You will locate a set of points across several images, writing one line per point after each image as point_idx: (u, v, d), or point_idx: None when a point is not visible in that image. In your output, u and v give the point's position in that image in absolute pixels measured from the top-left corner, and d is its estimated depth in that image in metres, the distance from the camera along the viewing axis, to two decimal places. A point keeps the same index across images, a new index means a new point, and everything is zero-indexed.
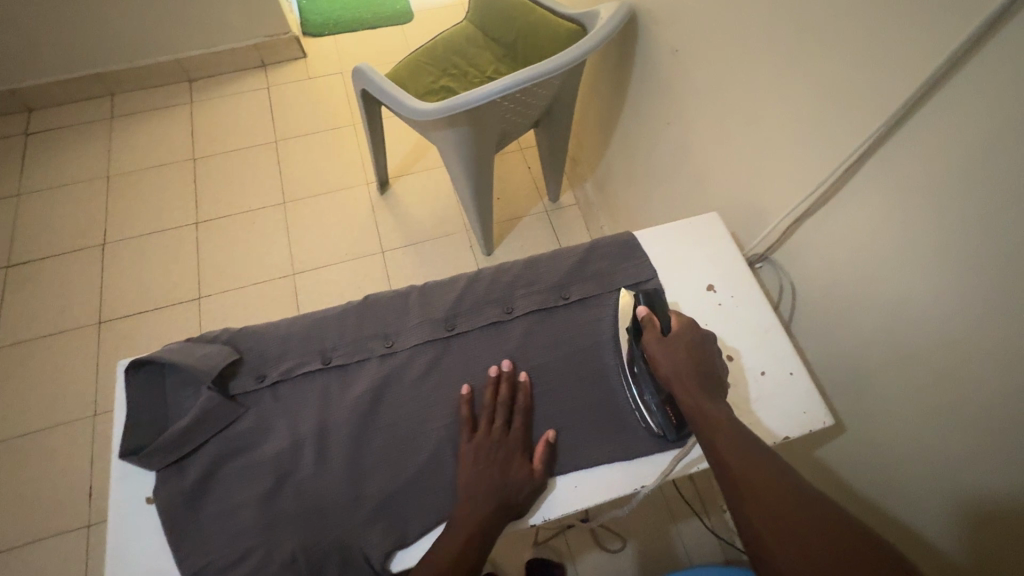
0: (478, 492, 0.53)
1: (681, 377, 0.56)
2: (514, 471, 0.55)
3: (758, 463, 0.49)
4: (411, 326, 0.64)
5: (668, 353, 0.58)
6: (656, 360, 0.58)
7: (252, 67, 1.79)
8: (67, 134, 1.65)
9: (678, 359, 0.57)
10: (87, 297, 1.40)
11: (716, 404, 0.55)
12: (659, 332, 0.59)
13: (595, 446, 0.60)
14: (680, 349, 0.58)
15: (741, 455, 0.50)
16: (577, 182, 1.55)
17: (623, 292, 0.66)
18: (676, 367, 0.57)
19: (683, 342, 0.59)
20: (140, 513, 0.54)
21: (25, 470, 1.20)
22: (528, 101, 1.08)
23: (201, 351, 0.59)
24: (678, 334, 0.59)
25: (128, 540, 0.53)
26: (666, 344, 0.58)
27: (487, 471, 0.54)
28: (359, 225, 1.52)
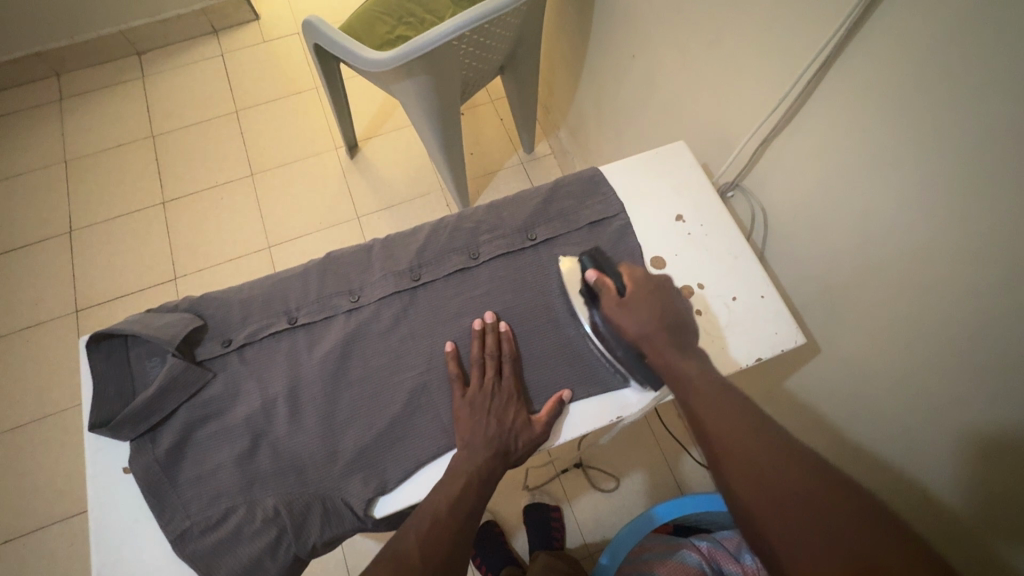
0: (477, 442, 0.54)
1: (647, 336, 0.55)
2: (509, 418, 0.55)
3: (735, 415, 0.50)
4: (375, 280, 0.63)
5: (630, 314, 0.56)
6: (623, 324, 0.56)
7: (202, 34, 1.70)
8: (15, 121, 1.57)
9: (643, 320, 0.56)
10: (60, 288, 1.37)
11: (688, 359, 0.54)
12: (616, 295, 0.58)
13: (572, 382, 0.60)
14: (642, 306, 0.57)
15: (715, 412, 0.50)
16: (550, 130, 1.51)
17: (563, 259, 0.63)
18: (643, 324, 0.56)
19: (643, 296, 0.58)
20: (120, 482, 0.54)
21: (20, 462, 1.21)
22: (488, 44, 1.03)
23: (162, 321, 0.58)
24: (635, 291, 0.58)
25: (110, 508, 0.53)
26: (627, 307, 0.57)
27: (483, 420, 0.55)
28: (331, 192, 1.48)
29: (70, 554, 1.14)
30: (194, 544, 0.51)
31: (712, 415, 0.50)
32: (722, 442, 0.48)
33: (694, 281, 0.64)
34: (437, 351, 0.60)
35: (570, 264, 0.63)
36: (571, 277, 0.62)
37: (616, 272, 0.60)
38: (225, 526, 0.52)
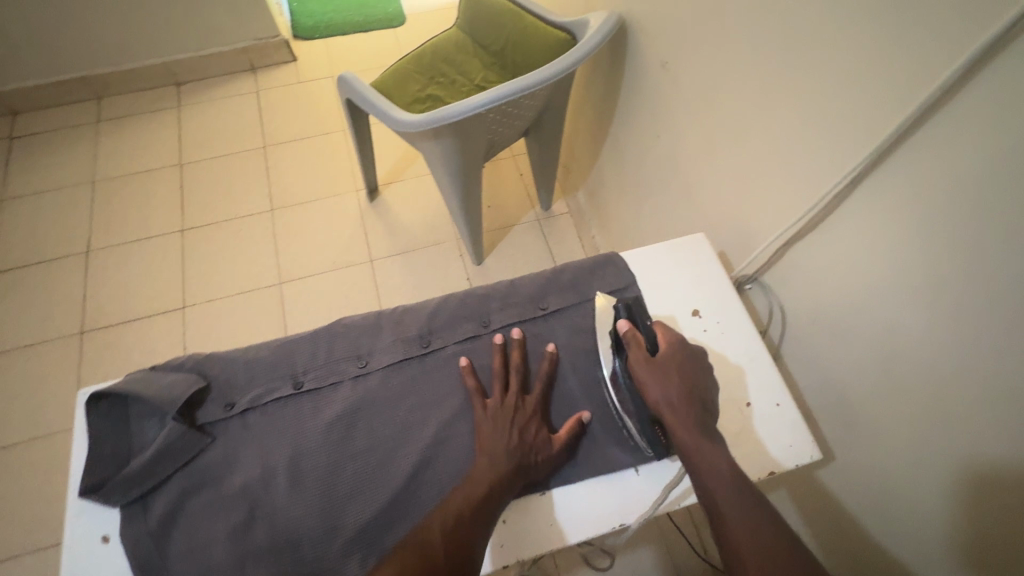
0: (495, 449, 0.53)
1: (671, 401, 0.54)
2: (530, 434, 0.55)
3: (764, 526, 0.46)
4: (385, 346, 0.62)
5: (654, 378, 0.55)
6: (645, 384, 0.55)
7: (242, 71, 1.77)
8: (51, 139, 1.62)
9: (669, 386, 0.54)
10: (70, 307, 1.38)
11: (711, 439, 0.52)
12: (646, 352, 0.57)
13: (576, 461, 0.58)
14: (671, 370, 0.55)
15: (744, 516, 0.47)
16: (568, 190, 1.53)
17: (598, 294, 0.64)
18: (666, 392, 0.54)
19: (673, 363, 0.56)
20: (101, 553, 0.52)
21: (2, 484, 1.18)
22: (515, 111, 1.06)
23: (163, 380, 0.57)
24: (666, 353, 0.57)
25: None
26: (654, 367, 0.55)
27: (502, 426, 0.55)
28: (347, 233, 1.50)
29: None
30: None
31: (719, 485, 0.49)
32: (732, 518, 0.47)
33: None
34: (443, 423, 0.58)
35: (605, 301, 0.64)
36: (606, 323, 0.62)
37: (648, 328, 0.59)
38: None
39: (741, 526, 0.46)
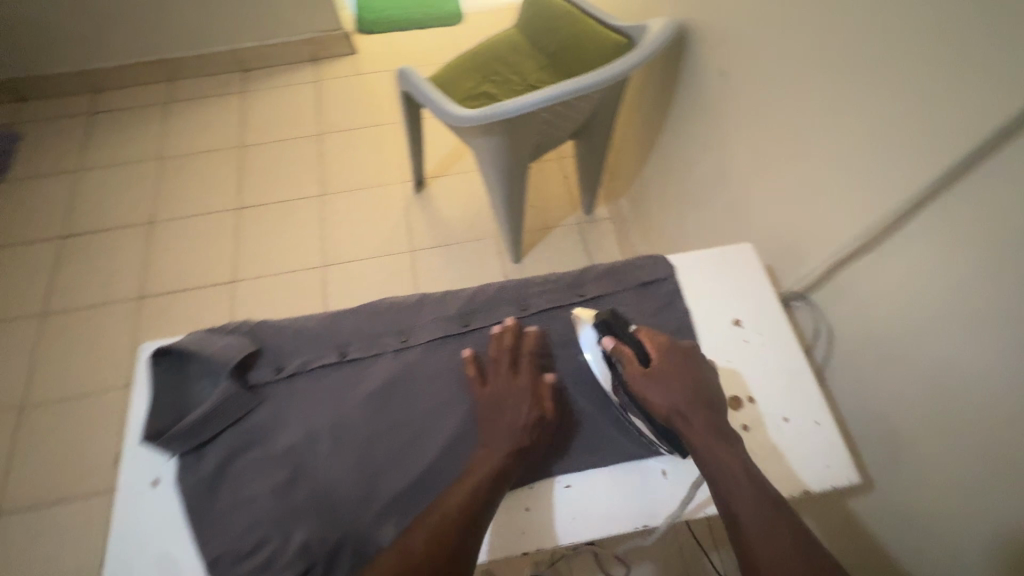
0: (496, 440, 0.53)
1: (676, 406, 0.53)
2: (526, 414, 0.55)
3: (780, 534, 0.45)
4: (425, 323, 0.64)
5: (653, 388, 0.54)
6: (648, 398, 0.54)
7: (303, 61, 1.84)
8: (126, 116, 1.74)
9: (672, 395, 0.53)
10: (131, 273, 1.47)
11: (727, 444, 0.51)
12: (640, 366, 0.55)
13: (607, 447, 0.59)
14: (670, 381, 0.54)
15: (761, 524, 0.46)
16: (612, 196, 1.52)
17: (575, 313, 0.62)
18: (670, 399, 0.53)
19: (671, 371, 0.55)
20: (155, 498, 0.55)
21: (59, 432, 1.27)
22: (566, 113, 1.07)
23: (219, 342, 0.61)
24: (659, 360, 0.56)
25: (139, 524, 0.54)
26: (652, 380, 0.54)
27: (502, 415, 0.55)
28: (391, 223, 1.54)
29: (80, 535, 1.16)
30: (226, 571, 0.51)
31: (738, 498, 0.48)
32: (755, 530, 0.46)
33: (745, 394, 0.61)
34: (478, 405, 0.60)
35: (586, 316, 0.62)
36: (587, 334, 0.60)
37: (634, 338, 0.58)
38: (256, 556, 0.51)
39: (765, 540, 0.45)
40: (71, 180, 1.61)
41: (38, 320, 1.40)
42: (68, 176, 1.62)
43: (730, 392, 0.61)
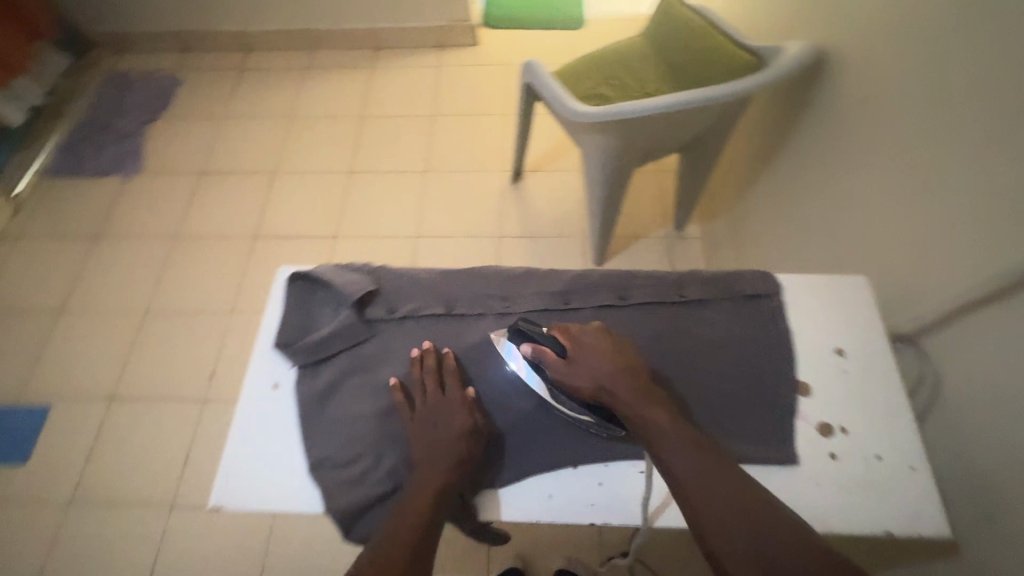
0: (431, 461, 0.55)
1: (599, 386, 0.56)
2: (460, 429, 0.57)
3: (711, 475, 0.51)
4: (528, 295, 0.68)
5: (577, 377, 0.57)
6: (577, 384, 0.57)
7: (429, 47, 1.96)
8: (270, 76, 1.93)
9: (595, 372, 0.57)
10: (251, 214, 1.63)
11: (656, 403, 0.55)
12: (559, 357, 0.58)
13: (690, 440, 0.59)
14: (590, 361, 0.58)
15: (694, 470, 0.51)
16: (707, 216, 1.51)
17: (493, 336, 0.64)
18: (594, 382, 0.57)
19: (590, 351, 0.59)
20: (271, 396, 0.63)
21: (171, 340, 1.43)
22: (683, 123, 1.08)
23: (345, 276, 0.68)
24: (576, 350, 0.59)
25: (257, 415, 0.62)
26: (574, 365, 0.58)
27: (434, 434, 0.57)
28: (484, 208, 1.61)
29: (174, 433, 1.31)
30: (327, 474, 0.58)
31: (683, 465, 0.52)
32: (700, 496, 0.50)
33: (837, 423, 0.59)
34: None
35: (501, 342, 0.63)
36: (510, 353, 0.62)
37: (551, 337, 0.60)
38: (353, 467, 0.58)
39: (709, 503, 0.49)
40: (216, 126, 1.82)
41: (170, 242, 1.59)
42: (215, 122, 1.82)
43: (820, 418, 0.60)
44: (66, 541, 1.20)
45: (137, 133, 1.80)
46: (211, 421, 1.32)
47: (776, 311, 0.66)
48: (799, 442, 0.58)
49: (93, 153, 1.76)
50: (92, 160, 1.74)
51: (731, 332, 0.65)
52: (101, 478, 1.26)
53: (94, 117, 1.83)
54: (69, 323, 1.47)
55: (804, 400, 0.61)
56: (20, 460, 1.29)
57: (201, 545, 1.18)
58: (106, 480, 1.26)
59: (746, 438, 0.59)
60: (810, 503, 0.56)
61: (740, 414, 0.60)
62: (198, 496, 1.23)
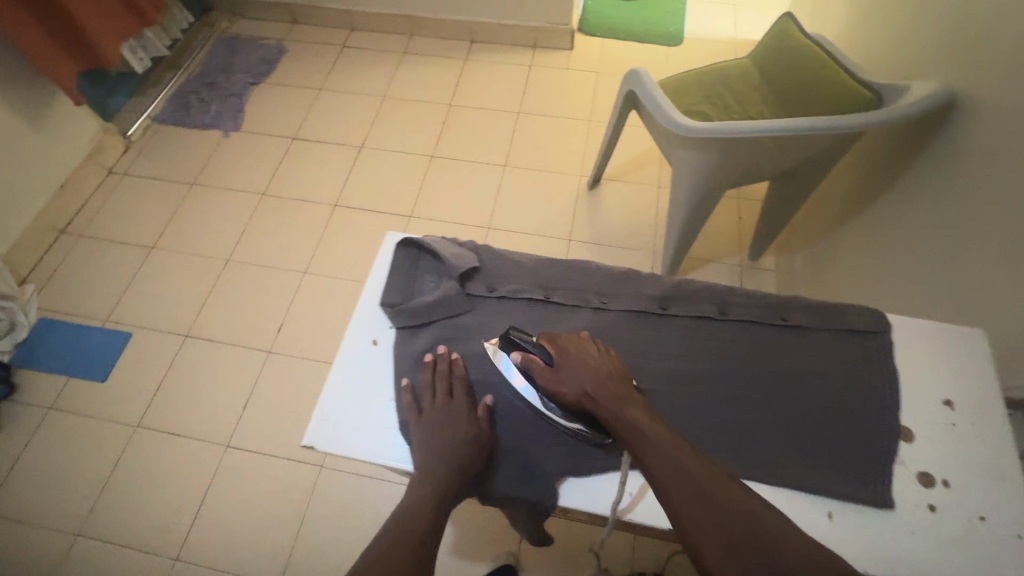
0: (434, 467, 0.57)
1: (582, 392, 0.58)
2: (461, 435, 0.59)
3: (689, 475, 0.52)
4: (626, 295, 0.69)
5: (562, 384, 0.59)
6: (561, 390, 0.59)
7: (523, 46, 1.99)
8: (368, 56, 2.01)
9: (580, 381, 0.59)
10: (334, 183, 1.70)
11: (636, 408, 0.57)
12: (545, 365, 0.60)
13: (782, 463, 0.59)
14: (574, 370, 0.60)
15: (672, 470, 0.52)
16: (786, 250, 1.47)
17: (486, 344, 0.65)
18: (579, 388, 0.59)
19: (577, 361, 0.60)
20: (369, 351, 0.67)
21: (246, 290, 1.50)
22: (787, 150, 1.06)
23: (451, 248, 0.71)
24: (561, 357, 0.60)
25: (355, 365, 0.67)
26: (561, 373, 0.59)
27: (438, 440, 0.59)
28: (558, 209, 1.62)
29: (237, 377, 1.37)
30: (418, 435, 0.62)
31: (660, 455, 0.53)
32: (674, 490, 0.52)
33: (938, 475, 0.57)
34: (657, 383, 0.64)
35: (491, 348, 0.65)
36: (501, 359, 0.64)
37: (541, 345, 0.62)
38: None
39: (685, 499, 0.51)
40: (313, 96, 1.90)
41: (257, 198, 1.67)
42: (312, 92, 1.91)
43: (921, 467, 0.58)
44: (127, 461, 1.27)
45: (241, 93, 1.91)
46: (273, 372, 1.38)
47: (885, 350, 0.64)
48: (897, 488, 0.57)
49: (199, 106, 1.87)
50: (198, 113, 1.85)
51: (835, 363, 0.64)
52: (166, 407, 1.34)
53: (205, 74, 1.95)
54: (157, 259, 1.56)
55: (906, 446, 0.59)
56: (98, 378, 1.37)
57: (248, 488, 1.23)
58: (171, 410, 1.33)
59: (840, 471, 0.58)
60: (902, 552, 0.54)
61: (836, 447, 0.59)
62: (252, 440, 1.29)
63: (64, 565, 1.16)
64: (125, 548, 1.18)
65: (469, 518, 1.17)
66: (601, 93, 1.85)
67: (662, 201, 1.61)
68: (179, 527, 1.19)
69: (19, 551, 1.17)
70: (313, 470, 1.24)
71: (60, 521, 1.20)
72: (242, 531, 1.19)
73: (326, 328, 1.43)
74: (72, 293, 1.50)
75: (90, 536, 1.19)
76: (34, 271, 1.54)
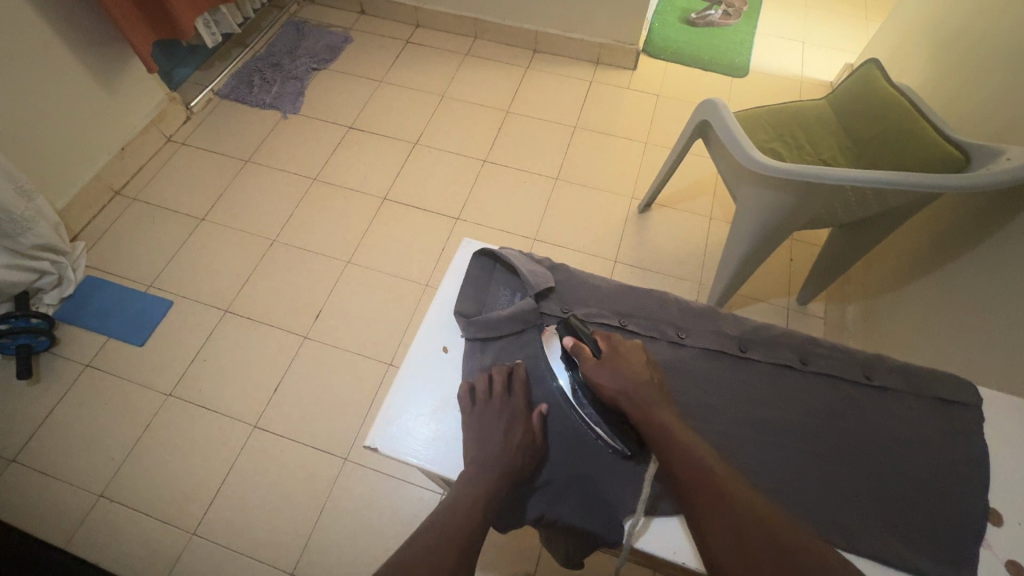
0: (489, 465, 0.60)
1: (623, 387, 0.61)
2: (515, 437, 0.62)
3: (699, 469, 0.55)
4: (704, 332, 0.69)
5: (605, 376, 0.62)
6: (599, 381, 0.62)
7: (586, 61, 1.99)
8: (431, 54, 2.01)
9: (619, 377, 0.61)
10: (385, 177, 1.70)
11: (667, 410, 0.60)
12: (592, 357, 0.64)
13: (862, 530, 0.57)
14: (614, 366, 0.62)
15: (687, 463, 0.55)
16: (837, 298, 1.43)
17: (547, 332, 0.69)
18: (616, 382, 0.61)
19: (618, 356, 0.63)
20: (437, 356, 0.73)
21: (289, 272, 1.51)
22: (865, 202, 1.03)
23: (528, 264, 0.74)
24: (608, 351, 0.64)
25: (422, 368, 0.73)
26: (603, 365, 0.62)
27: (493, 434, 0.63)
28: (606, 229, 1.60)
29: (272, 358, 1.38)
30: None
31: (682, 458, 0.56)
32: (686, 483, 0.54)
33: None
34: (737, 429, 0.63)
35: (550, 337, 0.69)
36: (556, 346, 0.68)
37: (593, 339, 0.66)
38: None
39: (692, 490, 0.54)
40: (372, 87, 1.91)
41: (308, 182, 1.69)
42: (372, 84, 1.92)
43: (1009, 554, 0.56)
44: (156, 428, 1.28)
45: (303, 77, 1.93)
46: (307, 358, 1.38)
47: (979, 425, 0.62)
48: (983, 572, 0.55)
49: (261, 85, 1.89)
50: (259, 92, 1.87)
51: (926, 435, 0.62)
52: (199, 380, 1.34)
53: (270, 54, 1.98)
54: (205, 232, 1.58)
55: (994, 529, 0.58)
56: (136, 342, 1.39)
57: (271, 472, 1.23)
58: (203, 383, 1.34)
59: (920, 549, 0.57)
60: None
61: (921, 522, 0.58)
62: (279, 424, 1.29)
63: (83, 526, 1.16)
64: (145, 516, 1.18)
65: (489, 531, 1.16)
66: (661, 116, 1.83)
67: (713, 233, 1.58)
68: (199, 503, 1.19)
69: (41, 506, 1.18)
70: (337, 462, 1.24)
71: (84, 481, 1.21)
72: (260, 514, 1.18)
73: (363, 320, 1.43)
74: (120, 255, 1.52)
75: (112, 500, 1.19)
76: (86, 229, 1.56)
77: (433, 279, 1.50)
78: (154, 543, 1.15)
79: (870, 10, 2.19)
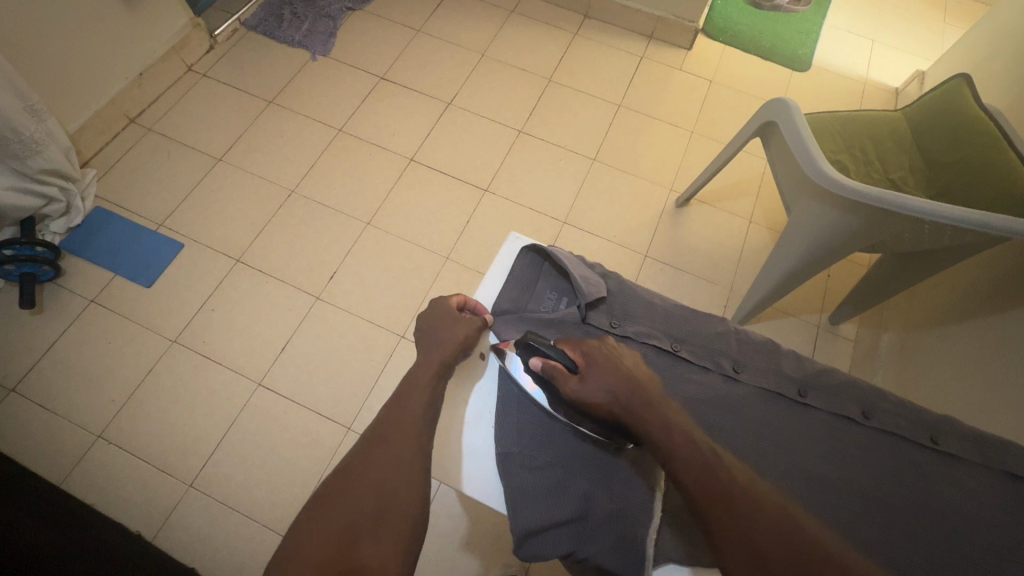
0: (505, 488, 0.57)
1: (612, 399, 0.60)
2: (441, 315, 0.73)
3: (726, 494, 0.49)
4: (761, 368, 0.68)
5: (590, 391, 0.61)
6: (586, 398, 0.61)
7: (639, 33, 1.85)
8: (474, 6, 1.88)
9: (606, 385, 0.61)
10: (414, 136, 1.61)
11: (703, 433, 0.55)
12: (568, 373, 0.64)
13: None
14: (599, 376, 0.62)
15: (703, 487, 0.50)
16: (872, 324, 1.38)
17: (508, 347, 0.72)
18: (606, 394, 0.60)
19: (594, 364, 0.63)
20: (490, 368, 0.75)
21: (305, 227, 1.45)
22: (932, 237, 0.96)
23: (583, 270, 0.73)
24: (585, 366, 0.64)
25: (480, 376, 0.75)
26: (585, 380, 0.62)
27: (440, 331, 0.72)
28: (639, 220, 1.52)
29: (282, 314, 1.33)
30: (524, 473, 0.65)
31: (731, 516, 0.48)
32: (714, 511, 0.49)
33: None
34: (789, 482, 0.61)
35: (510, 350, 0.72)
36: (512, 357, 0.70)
37: (560, 352, 0.66)
38: (545, 479, 0.64)
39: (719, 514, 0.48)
40: (409, 36, 1.79)
41: (333, 132, 1.60)
42: (409, 32, 1.80)
43: None
44: (158, 374, 1.24)
45: (336, 16, 1.80)
46: (317, 318, 1.33)
47: None
48: None
49: (291, 20, 1.77)
50: (288, 27, 1.75)
51: (986, 510, 0.59)
52: (205, 330, 1.30)
53: None
54: (221, 173, 1.50)
55: None
56: (142, 282, 1.34)
57: (273, 431, 1.21)
58: (210, 333, 1.30)
59: None
60: None
61: None
62: (284, 384, 1.25)
63: (81, 465, 1.15)
64: (143, 463, 1.16)
65: (489, 518, 1.14)
66: (712, 104, 1.72)
67: (751, 237, 1.51)
68: (198, 455, 1.17)
69: (38, 440, 1.16)
70: (340, 429, 1.21)
71: (84, 420, 1.19)
72: (259, 473, 1.17)
73: (378, 287, 1.38)
74: (132, 189, 1.46)
75: (111, 442, 1.17)
76: (97, 156, 1.48)
77: (454, 252, 1.43)
78: (152, 491, 1.14)
79: (948, 11, 2.04)
